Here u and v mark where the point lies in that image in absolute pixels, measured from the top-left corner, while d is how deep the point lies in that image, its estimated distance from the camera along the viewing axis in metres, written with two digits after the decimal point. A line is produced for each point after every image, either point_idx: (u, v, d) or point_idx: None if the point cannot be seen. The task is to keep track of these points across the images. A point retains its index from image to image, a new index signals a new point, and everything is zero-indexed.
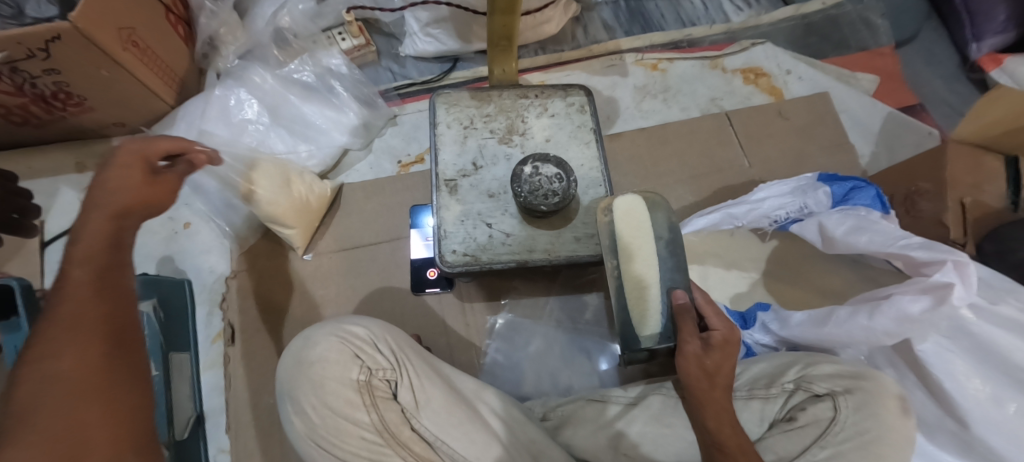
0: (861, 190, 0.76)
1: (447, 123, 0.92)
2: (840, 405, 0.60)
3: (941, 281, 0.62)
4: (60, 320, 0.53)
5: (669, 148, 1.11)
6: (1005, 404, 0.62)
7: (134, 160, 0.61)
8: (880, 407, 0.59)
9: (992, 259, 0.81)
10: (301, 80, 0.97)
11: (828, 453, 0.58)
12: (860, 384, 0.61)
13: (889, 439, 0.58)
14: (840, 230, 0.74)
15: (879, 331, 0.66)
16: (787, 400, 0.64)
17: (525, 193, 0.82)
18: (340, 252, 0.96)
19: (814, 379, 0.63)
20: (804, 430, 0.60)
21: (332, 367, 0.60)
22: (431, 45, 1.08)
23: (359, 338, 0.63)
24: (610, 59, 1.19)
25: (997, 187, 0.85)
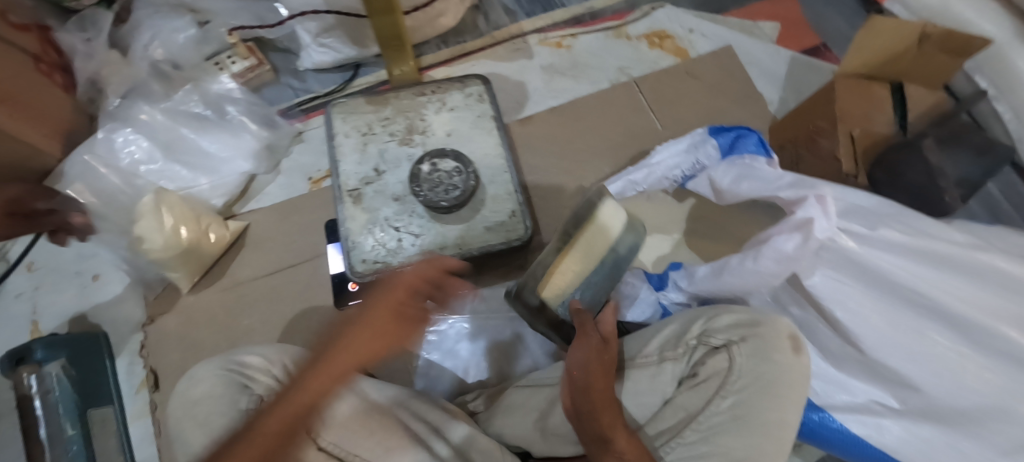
0: (746, 137, 0.76)
1: (344, 132, 0.90)
2: (735, 355, 0.62)
3: (805, 217, 0.64)
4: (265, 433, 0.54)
5: (583, 123, 1.08)
6: (896, 324, 0.64)
7: (400, 287, 0.66)
8: (772, 351, 0.61)
9: (884, 187, 0.84)
10: (193, 113, 0.94)
11: (730, 403, 0.60)
12: (752, 331, 0.62)
13: (785, 378, 0.60)
14: (726, 182, 0.75)
15: (767, 274, 0.67)
16: (692, 357, 0.65)
17: (425, 191, 0.82)
18: (262, 277, 0.94)
19: (712, 331, 0.65)
20: (707, 384, 0.62)
21: (219, 400, 0.58)
22: (327, 55, 1.04)
23: (257, 368, 0.62)
24: (514, 43, 1.15)
25: (884, 115, 0.87)
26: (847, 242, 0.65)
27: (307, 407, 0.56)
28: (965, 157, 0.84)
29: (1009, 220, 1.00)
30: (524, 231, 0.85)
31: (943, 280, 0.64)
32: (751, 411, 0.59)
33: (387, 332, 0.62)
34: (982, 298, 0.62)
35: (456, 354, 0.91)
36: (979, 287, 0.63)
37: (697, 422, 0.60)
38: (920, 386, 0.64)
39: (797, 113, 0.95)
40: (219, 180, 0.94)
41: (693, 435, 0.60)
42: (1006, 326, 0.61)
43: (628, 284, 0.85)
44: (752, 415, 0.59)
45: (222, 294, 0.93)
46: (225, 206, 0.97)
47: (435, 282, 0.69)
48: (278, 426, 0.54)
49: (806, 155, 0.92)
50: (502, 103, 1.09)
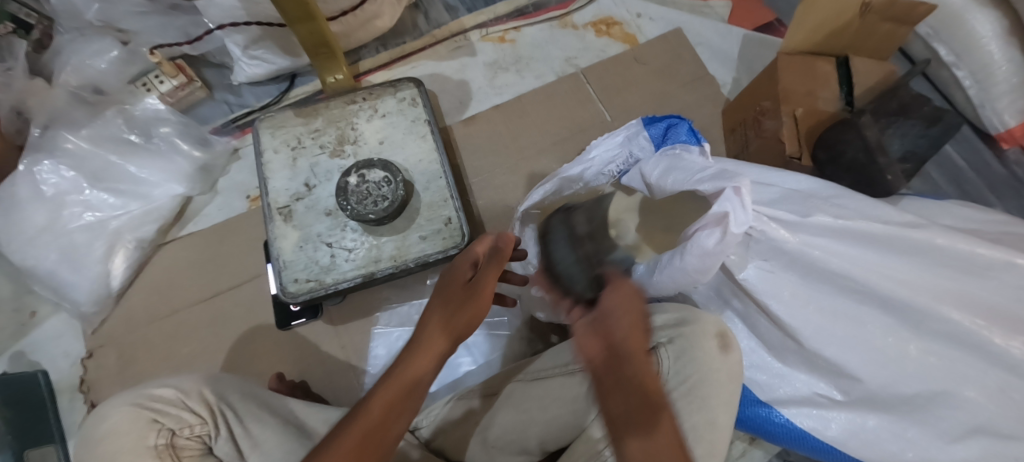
0: (676, 127, 0.75)
1: (273, 148, 0.87)
2: (661, 358, 0.59)
3: (721, 211, 0.60)
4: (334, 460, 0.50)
5: (528, 119, 1.03)
6: (833, 313, 0.62)
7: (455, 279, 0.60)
8: (697, 351, 0.58)
9: (827, 166, 0.80)
10: (128, 139, 0.92)
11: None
12: (679, 332, 0.60)
13: (710, 381, 0.57)
14: (655, 174, 0.72)
15: (690, 271, 0.64)
16: None
17: (353, 204, 0.80)
18: (201, 302, 0.92)
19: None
20: None
21: (124, 438, 0.58)
22: (260, 67, 0.97)
23: (170, 400, 0.61)
24: (455, 41, 1.09)
25: (829, 92, 0.83)
26: (776, 231, 0.61)
27: (360, 434, 0.52)
28: (910, 130, 0.80)
29: (974, 193, 0.93)
30: (461, 238, 0.82)
31: (879, 263, 0.61)
32: (675, 416, 0.56)
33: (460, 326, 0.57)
34: (919, 278, 0.60)
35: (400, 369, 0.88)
36: (915, 267, 0.61)
37: None
38: (862, 376, 0.61)
39: (745, 94, 0.92)
40: (150, 205, 0.92)
41: None
42: (945, 307, 0.59)
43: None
44: (676, 419, 0.56)
45: (164, 321, 0.91)
46: (160, 231, 0.95)
47: (501, 261, 0.62)
48: (350, 447, 0.51)
49: (753, 138, 0.89)
50: (443, 105, 1.05)
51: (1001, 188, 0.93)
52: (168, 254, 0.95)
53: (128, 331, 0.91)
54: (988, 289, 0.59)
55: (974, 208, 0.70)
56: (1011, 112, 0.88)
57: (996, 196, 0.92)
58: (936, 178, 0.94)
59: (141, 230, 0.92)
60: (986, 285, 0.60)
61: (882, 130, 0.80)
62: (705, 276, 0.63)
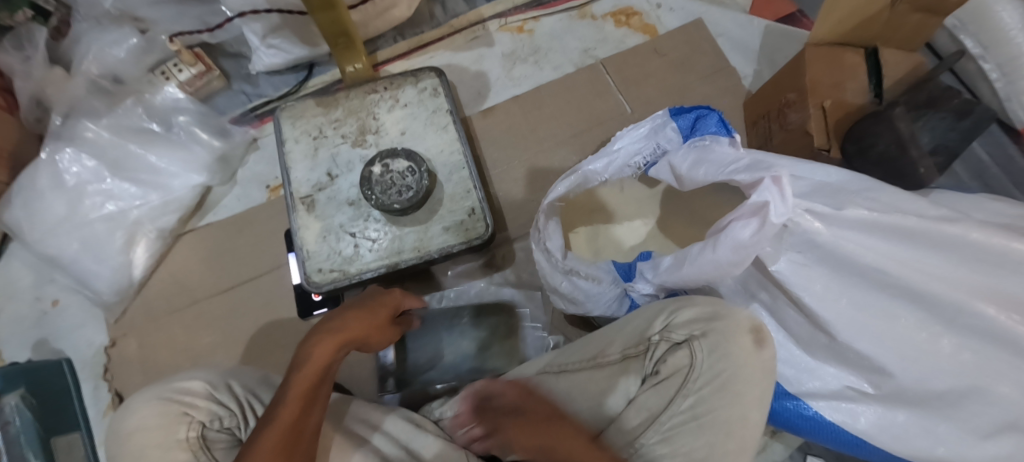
0: (705, 117, 0.73)
1: (294, 137, 0.87)
2: (695, 351, 0.60)
3: (761, 200, 0.61)
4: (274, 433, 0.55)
5: (547, 110, 1.02)
6: (864, 307, 0.61)
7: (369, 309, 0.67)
8: (731, 345, 0.59)
9: (855, 159, 0.79)
10: (147, 128, 0.92)
11: (691, 401, 0.59)
12: (713, 325, 0.60)
13: (744, 373, 0.58)
14: (685, 166, 0.73)
15: (724, 263, 0.64)
16: (653, 353, 0.63)
17: (377, 194, 0.80)
18: (220, 293, 0.92)
19: (674, 326, 0.62)
20: (668, 382, 0.61)
21: (155, 432, 0.58)
22: (277, 57, 0.97)
23: (198, 394, 0.61)
24: (473, 31, 1.08)
25: (858, 83, 0.82)
26: (810, 223, 0.61)
27: (303, 402, 0.58)
28: (940, 123, 0.77)
29: (999, 188, 0.90)
30: (484, 229, 0.82)
31: (914, 258, 0.60)
32: (710, 409, 0.58)
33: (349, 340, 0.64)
34: (955, 275, 0.59)
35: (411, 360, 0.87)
36: (953, 262, 0.60)
37: (659, 422, 0.60)
38: (891, 369, 0.61)
39: (769, 84, 0.91)
40: (170, 195, 0.91)
41: (654, 435, 0.60)
42: (982, 303, 0.58)
43: (583, 275, 0.75)
44: (712, 413, 0.58)
45: (183, 312, 0.92)
46: (180, 221, 0.94)
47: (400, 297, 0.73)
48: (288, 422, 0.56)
49: (776, 131, 0.88)
50: (461, 96, 1.04)
51: None
52: (186, 244, 0.95)
53: (148, 322, 0.91)
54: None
55: (1003, 203, 0.69)
56: None
57: (1020, 191, 0.90)
58: (959, 173, 0.92)
59: (161, 220, 0.92)
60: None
61: (913, 123, 0.77)
62: (739, 267, 0.64)
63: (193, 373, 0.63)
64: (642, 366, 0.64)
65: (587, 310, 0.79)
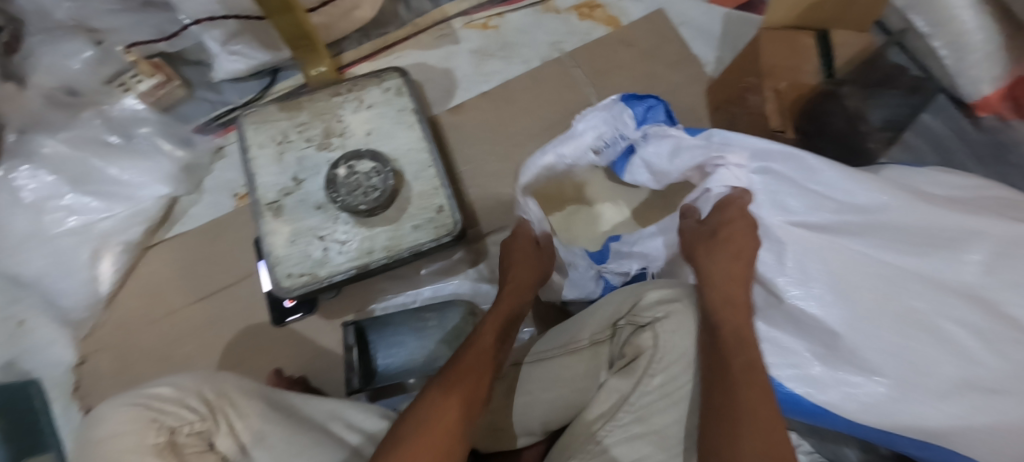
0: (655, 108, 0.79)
1: (259, 143, 0.86)
2: (660, 332, 0.62)
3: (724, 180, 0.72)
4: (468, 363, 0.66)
5: (516, 105, 1.02)
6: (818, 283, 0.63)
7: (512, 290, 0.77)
8: (690, 325, 0.63)
9: (812, 137, 0.83)
10: (106, 141, 0.90)
11: (660, 380, 0.61)
12: (674, 306, 0.64)
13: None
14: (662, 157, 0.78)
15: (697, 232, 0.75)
16: (620, 336, 0.66)
17: (344, 195, 0.80)
18: (192, 304, 0.91)
19: (639, 309, 0.65)
20: (635, 363, 0.62)
21: (125, 438, 0.54)
22: (240, 63, 0.95)
23: (168, 398, 0.60)
24: (439, 29, 1.07)
25: (813, 64, 0.81)
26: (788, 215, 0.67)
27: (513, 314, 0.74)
28: (892, 99, 0.85)
29: (955, 160, 0.92)
30: (454, 225, 0.82)
31: (850, 239, 0.64)
32: (678, 386, 0.61)
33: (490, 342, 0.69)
34: (889, 250, 0.63)
35: (380, 362, 0.86)
36: (885, 240, 0.64)
37: (630, 402, 0.61)
38: (850, 342, 0.61)
39: (729, 70, 0.92)
40: (137, 206, 0.90)
41: (626, 416, 0.60)
42: (914, 274, 0.62)
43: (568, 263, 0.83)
44: (676, 390, 0.61)
45: (156, 324, 0.90)
46: (148, 232, 0.93)
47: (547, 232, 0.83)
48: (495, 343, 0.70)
49: (739, 114, 0.90)
50: (430, 94, 1.04)
51: (981, 155, 0.92)
52: (156, 256, 0.93)
53: (120, 336, 0.90)
54: (956, 258, 0.62)
55: (952, 175, 0.71)
56: (987, 80, 0.88)
57: (975, 162, 0.92)
58: (917, 147, 0.93)
59: (127, 233, 0.90)
60: (954, 255, 0.62)
61: (865, 100, 0.83)
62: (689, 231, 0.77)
63: (157, 379, 0.62)
64: (609, 351, 0.67)
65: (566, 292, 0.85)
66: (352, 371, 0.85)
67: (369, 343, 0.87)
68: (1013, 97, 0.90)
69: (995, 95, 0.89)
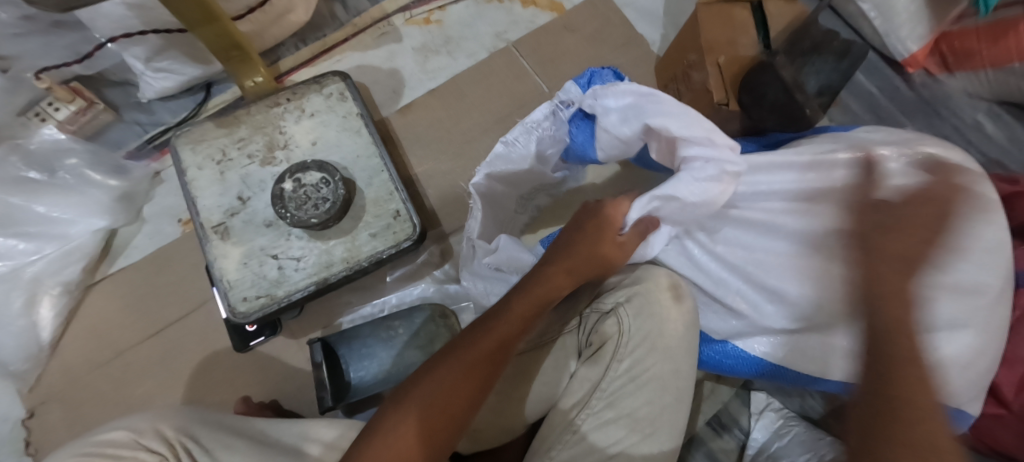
0: (599, 74, 0.75)
1: (197, 165, 0.82)
2: (623, 317, 0.62)
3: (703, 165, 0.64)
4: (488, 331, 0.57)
5: (466, 100, 1.00)
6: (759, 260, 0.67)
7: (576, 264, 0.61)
8: (655, 306, 0.62)
9: (753, 110, 0.81)
10: (27, 178, 0.83)
11: (628, 364, 0.61)
12: (636, 289, 0.63)
13: (669, 328, 0.62)
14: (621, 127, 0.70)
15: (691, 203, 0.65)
16: (588, 324, 0.66)
17: (293, 211, 0.77)
18: (145, 341, 0.87)
19: (602, 296, 0.65)
20: (603, 350, 0.62)
21: None
22: (169, 79, 0.90)
23: (123, 442, 0.60)
24: (379, 28, 1.03)
25: (749, 37, 0.83)
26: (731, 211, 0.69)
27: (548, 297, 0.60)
28: (825, 65, 0.83)
29: (888, 117, 0.95)
30: (412, 230, 0.80)
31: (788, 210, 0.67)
32: (646, 369, 0.61)
33: (590, 264, 0.62)
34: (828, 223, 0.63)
35: (352, 375, 0.83)
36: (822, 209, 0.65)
37: (601, 389, 0.61)
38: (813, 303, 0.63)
39: (674, 45, 0.92)
40: (70, 243, 0.86)
41: (598, 403, 0.60)
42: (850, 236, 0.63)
43: (509, 268, 0.74)
44: (646, 373, 0.61)
45: (108, 366, 0.86)
46: (87, 271, 0.88)
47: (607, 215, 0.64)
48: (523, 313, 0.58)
49: (684, 91, 0.90)
50: (375, 96, 1.00)
51: (911, 110, 0.95)
52: (99, 294, 0.88)
53: (68, 384, 0.85)
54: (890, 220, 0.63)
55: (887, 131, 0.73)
56: (912, 39, 0.90)
57: (906, 118, 0.94)
58: (853, 107, 0.96)
59: (63, 273, 0.85)
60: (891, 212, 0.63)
61: (799, 69, 0.82)
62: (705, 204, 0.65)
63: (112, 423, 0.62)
64: (575, 340, 0.66)
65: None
66: (323, 389, 0.81)
67: (339, 358, 0.84)
68: (940, 51, 0.91)
69: (922, 52, 0.91)
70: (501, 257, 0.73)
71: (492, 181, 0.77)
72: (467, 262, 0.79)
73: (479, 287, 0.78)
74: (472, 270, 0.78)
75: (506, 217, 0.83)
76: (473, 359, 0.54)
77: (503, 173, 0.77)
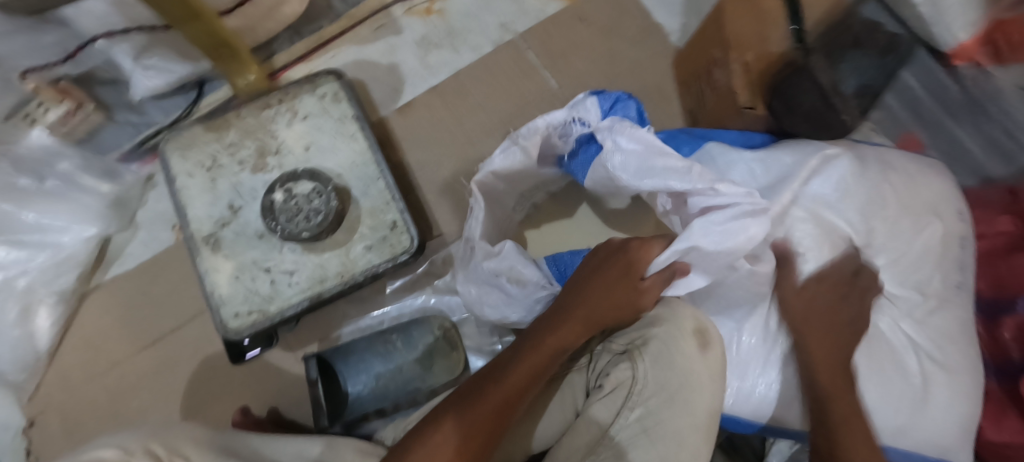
0: (624, 103, 0.69)
1: (186, 172, 0.78)
2: (637, 362, 0.57)
3: (740, 208, 0.60)
4: (492, 391, 0.55)
5: (469, 98, 0.94)
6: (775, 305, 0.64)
7: (594, 305, 0.60)
8: (675, 353, 0.58)
9: (783, 117, 0.75)
10: (16, 185, 0.80)
11: (639, 414, 0.56)
12: (653, 333, 0.59)
13: (693, 380, 0.57)
14: (630, 170, 0.65)
15: (725, 251, 0.60)
16: (597, 365, 0.61)
17: (283, 223, 0.73)
18: (140, 351, 0.85)
19: (618, 335, 0.61)
20: (613, 396, 0.57)
21: None
22: (158, 77, 0.85)
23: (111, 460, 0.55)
24: (378, 20, 0.97)
25: (780, 29, 0.74)
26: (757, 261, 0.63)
27: (554, 355, 0.58)
28: (865, 61, 0.76)
29: (929, 118, 0.85)
30: (409, 242, 0.76)
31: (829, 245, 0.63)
32: (660, 421, 0.55)
33: (609, 306, 0.60)
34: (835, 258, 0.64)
35: (348, 390, 0.80)
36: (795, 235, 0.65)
37: (609, 438, 0.56)
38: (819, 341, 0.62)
39: (694, 38, 0.84)
40: (62, 252, 0.84)
41: (604, 452, 0.55)
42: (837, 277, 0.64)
43: (508, 277, 0.69)
44: (659, 424, 0.55)
45: (103, 377, 0.85)
46: (82, 278, 0.87)
47: (630, 255, 0.61)
48: (526, 372, 0.57)
49: (707, 93, 0.82)
50: (375, 94, 0.95)
51: (956, 109, 0.83)
52: (95, 303, 0.87)
53: (66, 395, 0.84)
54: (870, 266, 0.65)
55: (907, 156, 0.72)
56: (959, 26, 0.80)
57: (953, 122, 0.83)
58: (893, 109, 0.86)
59: (57, 283, 0.84)
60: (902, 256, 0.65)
61: (835, 67, 0.76)
62: (735, 253, 0.60)
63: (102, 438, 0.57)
64: (583, 379, 0.62)
65: (506, 315, 0.71)
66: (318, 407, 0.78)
67: (336, 374, 0.81)
68: (993, 40, 0.80)
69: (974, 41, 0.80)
70: (503, 264, 0.69)
71: (494, 178, 0.72)
72: (464, 265, 0.74)
73: (472, 293, 0.73)
74: (469, 273, 0.73)
75: (502, 213, 0.78)
76: (479, 416, 0.53)
77: (503, 173, 0.71)
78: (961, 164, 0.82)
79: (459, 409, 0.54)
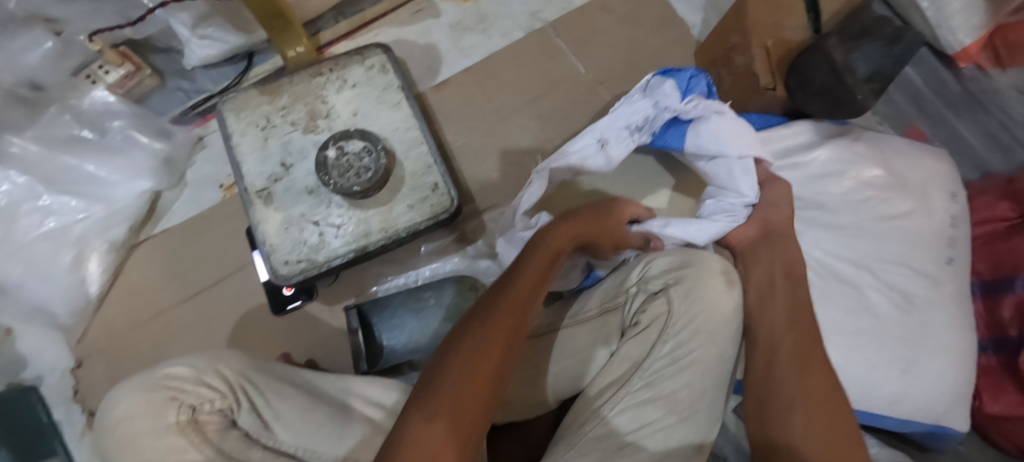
0: (698, 80, 0.76)
1: (240, 130, 0.83)
2: (672, 297, 0.63)
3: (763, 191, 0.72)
4: (515, 291, 0.59)
5: (501, 78, 1.00)
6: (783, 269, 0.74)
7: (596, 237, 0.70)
8: (705, 290, 0.63)
9: (797, 94, 0.82)
10: (78, 136, 0.87)
11: (671, 346, 0.62)
12: (685, 272, 0.64)
13: (716, 315, 0.62)
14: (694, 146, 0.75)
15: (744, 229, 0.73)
16: (632, 305, 0.66)
17: (335, 178, 0.78)
18: (183, 302, 0.90)
19: (649, 278, 0.66)
20: (648, 330, 0.63)
21: (145, 417, 0.56)
22: (212, 47, 0.91)
23: (186, 378, 0.59)
24: (417, 4, 1.04)
25: (797, 19, 0.81)
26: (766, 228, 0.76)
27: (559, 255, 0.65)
28: (873, 50, 0.79)
29: (930, 110, 0.92)
30: (448, 202, 0.82)
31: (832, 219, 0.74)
32: (691, 352, 0.61)
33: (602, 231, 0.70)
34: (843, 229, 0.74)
35: (383, 341, 0.85)
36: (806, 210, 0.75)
37: (643, 368, 0.62)
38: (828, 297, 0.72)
39: (715, 29, 0.91)
40: (114, 205, 0.88)
41: (638, 381, 0.61)
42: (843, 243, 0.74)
43: None
44: (691, 357, 0.61)
45: (146, 325, 0.89)
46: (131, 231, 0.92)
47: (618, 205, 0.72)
48: (540, 271, 0.62)
49: (725, 75, 0.90)
50: (412, 71, 1.01)
51: (958, 104, 0.90)
52: (142, 255, 0.92)
53: (110, 341, 0.88)
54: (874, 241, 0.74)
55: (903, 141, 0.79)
56: (965, 31, 0.86)
57: (952, 114, 0.91)
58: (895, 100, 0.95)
59: (109, 233, 0.88)
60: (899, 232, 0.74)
61: (847, 53, 0.79)
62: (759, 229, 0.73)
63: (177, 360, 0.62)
64: (619, 319, 0.67)
65: None
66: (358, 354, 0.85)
67: (372, 326, 0.86)
68: (993, 46, 0.86)
69: (974, 45, 0.87)
70: None
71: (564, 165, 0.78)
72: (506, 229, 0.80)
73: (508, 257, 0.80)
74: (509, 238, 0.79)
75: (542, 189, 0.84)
76: (511, 312, 0.57)
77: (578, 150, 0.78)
78: (963, 156, 0.88)
79: (489, 310, 0.57)
